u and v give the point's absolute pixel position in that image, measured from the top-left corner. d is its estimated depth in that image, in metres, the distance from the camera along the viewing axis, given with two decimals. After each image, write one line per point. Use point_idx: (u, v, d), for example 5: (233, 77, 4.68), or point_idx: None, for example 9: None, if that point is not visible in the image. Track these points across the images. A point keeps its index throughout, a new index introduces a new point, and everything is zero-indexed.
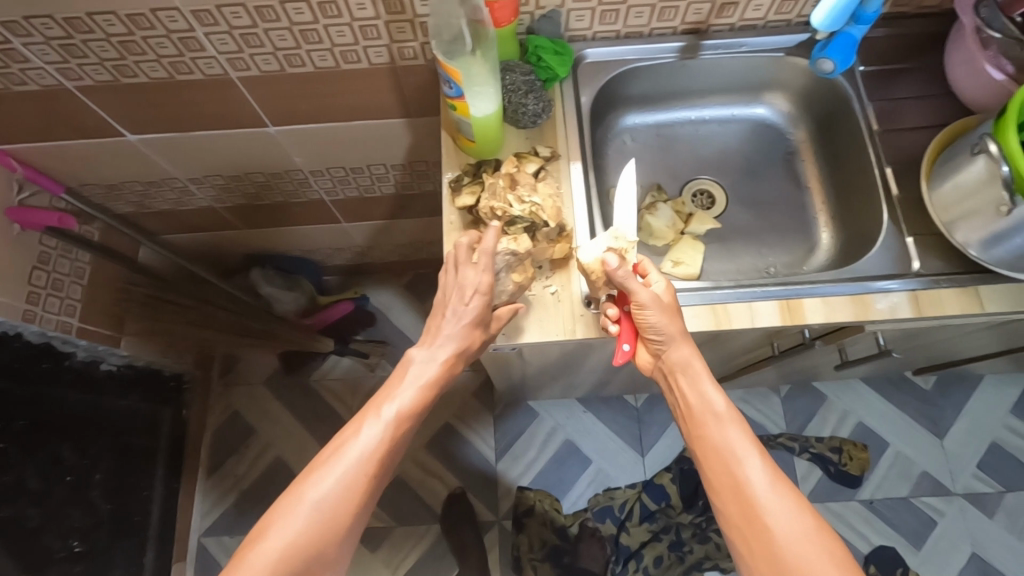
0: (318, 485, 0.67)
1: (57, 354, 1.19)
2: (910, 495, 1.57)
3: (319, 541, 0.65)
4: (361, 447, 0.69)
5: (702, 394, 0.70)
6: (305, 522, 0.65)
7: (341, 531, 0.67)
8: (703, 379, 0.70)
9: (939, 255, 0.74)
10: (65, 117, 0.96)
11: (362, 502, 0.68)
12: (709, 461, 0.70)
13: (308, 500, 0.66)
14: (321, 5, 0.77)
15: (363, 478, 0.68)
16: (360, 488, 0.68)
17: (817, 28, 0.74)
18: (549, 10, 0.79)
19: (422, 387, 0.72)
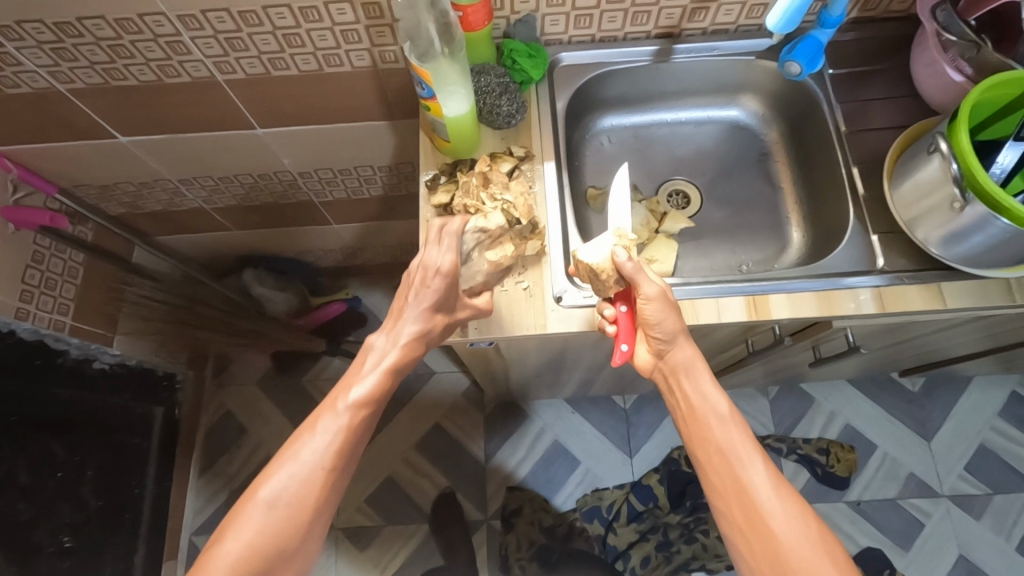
0: (275, 482, 0.69)
1: (50, 351, 1.22)
2: (896, 496, 1.57)
3: (282, 534, 0.68)
4: (315, 444, 0.70)
5: (705, 395, 0.71)
6: (268, 519, 0.68)
7: (302, 523, 0.69)
8: (704, 378, 0.71)
9: (904, 252, 0.75)
10: (57, 119, 0.98)
11: (319, 497, 0.70)
12: (710, 464, 0.71)
13: (266, 497, 0.68)
14: (303, 10, 0.79)
15: (316, 471, 0.69)
16: (317, 482, 0.69)
17: (771, 31, 0.68)
18: (525, 14, 0.81)
19: (380, 377, 0.72)
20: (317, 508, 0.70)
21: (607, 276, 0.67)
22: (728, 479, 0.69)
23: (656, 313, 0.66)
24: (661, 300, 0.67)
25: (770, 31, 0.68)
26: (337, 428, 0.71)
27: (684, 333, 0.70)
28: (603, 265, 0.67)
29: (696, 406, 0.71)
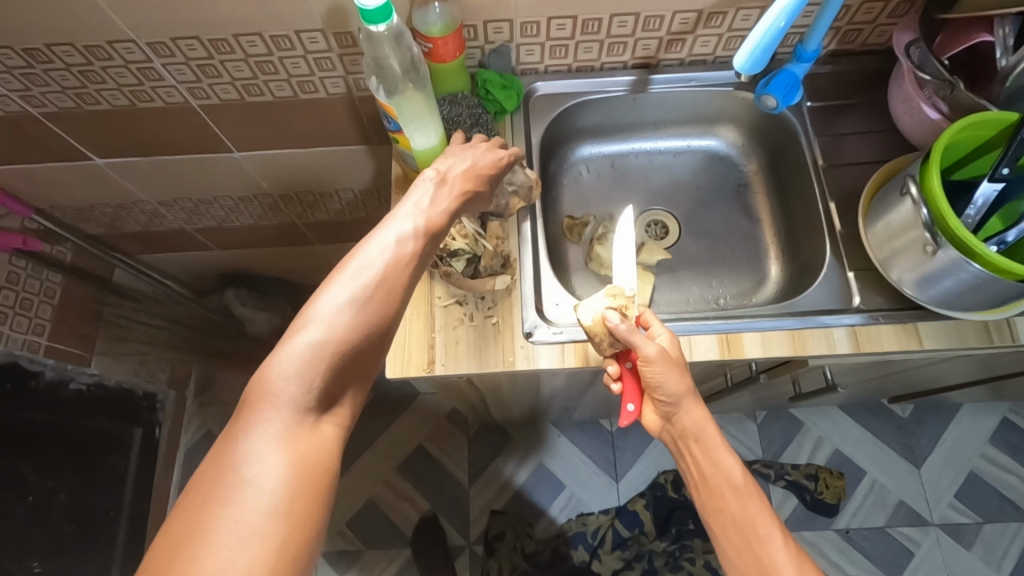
0: (326, 308, 0.54)
1: (25, 373, 1.20)
2: (885, 525, 1.55)
3: (340, 361, 0.54)
4: (379, 250, 0.59)
5: (715, 454, 0.64)
6: (321, 345, 0.54)
7: (361, 359, 0.56)
8: (712, 433, 0.65)
9: (879, 290, 0.74)
10: (31, 141, 0.97)
11: (374, 320, 0.56)
12: (719, 528, 0.63)
13: (319, 318, 0.54)
14: (275, 38, 0.79)
15: (370, 294, 0.56)
16: (377, 307, 0.56)
17: (738, 72, 0.64)
18: (499, 45, 0.80)
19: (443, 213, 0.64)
20: (374, 344, 0.57)
21: (600, 336, 0.67)
22: (739, 545, 0.61)
23: (659, 375, 0.63)
24: (664, 361, 0.63)
25: (738, 74, 0.63)
26: (396, 250, 0.59)
27: (692, 395, 0.65)
28: (594, 325, 0.67)
29: (704, 463, 0.65)
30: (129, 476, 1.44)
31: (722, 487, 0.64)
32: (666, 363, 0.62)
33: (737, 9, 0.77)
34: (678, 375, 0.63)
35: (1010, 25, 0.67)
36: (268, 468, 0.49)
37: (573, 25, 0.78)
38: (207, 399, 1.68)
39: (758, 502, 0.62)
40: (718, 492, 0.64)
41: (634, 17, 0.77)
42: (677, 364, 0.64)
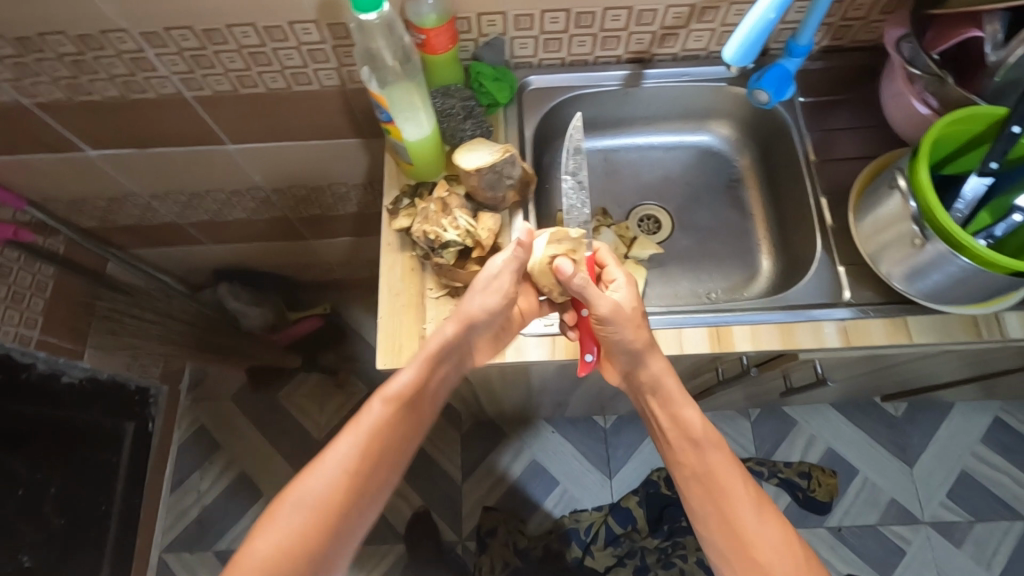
0: (325, 473, 0.70)
1: (15, 365, 1.20)
2: (877, 522, 1.56)
3: (338, 501, 0.70)
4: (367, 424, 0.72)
5: (687, 420, 0.74)
6: (298, 519, 0.68)
7: (352, 500, 0.71)
8: (684, 402, 0.74)
9: (869, 284, 0.74)
10: (23, 132, 0.97)
11: (365, 464, 0.72)
12: (690, 484, 0.74)
13: (303, 495, 0.69)
14: (268, 29, 0.79)
15: (365, 446, 0.71)
16: (368, 470, 0.72)
17: (728, 63, 0.66)
18: (493, 37, 0.80)
19: (419, 378, 0.71)
20: (361, 492, 0.72)
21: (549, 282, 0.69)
22: (710, 499, 0.72)
23: (614, 325, 0.67)
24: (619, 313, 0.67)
25: (728, 65, 0.66)
26: (362, 445, 0.72)
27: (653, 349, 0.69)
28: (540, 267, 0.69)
29: (675, 427, 0.74)
30: (121, 471, 1.44)
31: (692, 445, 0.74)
32: (620, 315, 0.66)
33: (729, 4, 0.77)
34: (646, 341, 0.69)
35: (999, 21, 0.68)
36: (268, 555, 0.66)
37: (566, 18, 0.78)
38: (200, 394, 1.68)
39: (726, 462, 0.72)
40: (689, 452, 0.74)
41: (628, 11, 0.78)
42: (636, 322, 0.68)
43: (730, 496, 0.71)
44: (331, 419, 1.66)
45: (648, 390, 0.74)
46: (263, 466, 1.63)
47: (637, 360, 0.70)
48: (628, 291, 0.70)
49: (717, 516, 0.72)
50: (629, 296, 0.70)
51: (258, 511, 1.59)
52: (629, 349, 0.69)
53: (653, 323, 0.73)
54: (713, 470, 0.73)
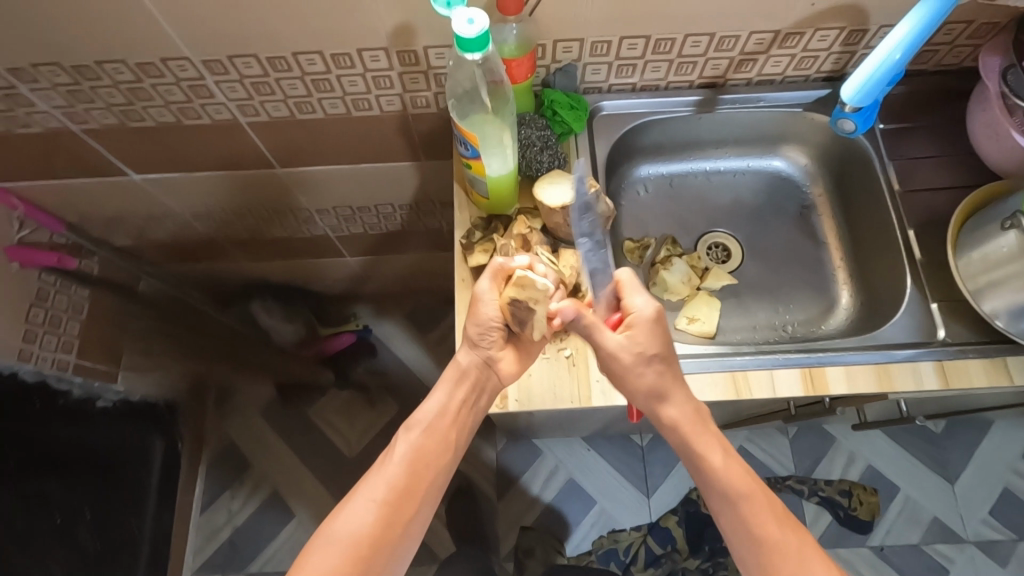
0: (354, 509, 0.63)
1: (52, 390, 1.17)
2: (920, 542, 1.53)
3: (374, 541, 0.63)
4: (412, 436, 0.66)
5: (722, 471, 0.64)
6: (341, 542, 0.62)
7: (391, 538, 0.63)
8: (716, 452, 0.64)
9: (963, 320, 0.72)
10: (67, 155, 0.94)
11: (400, 494, 0.65)
12: (744, 547, 0.64)
13: (345, 518, 0.63)
14: (335, 56, 0.75)
15: (395, 474, 0.65)
16: (406, 503, 0.65)
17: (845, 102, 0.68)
18: (567, 64, 0.77)
19: (450, 404, 0.67)
20: (408, 514, 0.65)
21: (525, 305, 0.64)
22: (769, 562, 0.62)
23: (648, 337, 0.64)
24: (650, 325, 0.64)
25: (845, 105, 0.68)
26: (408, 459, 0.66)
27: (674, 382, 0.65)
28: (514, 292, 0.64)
29: (710, 481, 0.64)
30: (152, 492, 1.39)
31: (736, 501, 0.64)
32: (651, 327, 0.64)
33: (816, 30, 0.75)
34: (664, 372, 0.64)
35: None
36: None
37: (645, 44, 0.75)
38: (227, 411, 1.59)
39: (778, 514, 0.63)
40: (737, 509, 0.63)
41: (709, 37, 0.75)
42: (663, 355, 0.65)
43: (793, 554, 0.62)
44: (362, 436, 1.57)
45: (671, 432, 0.65)
46: (285, 474, 1.55)
47: (654, 397, 0.65)
48: (634, 331, 0.64)
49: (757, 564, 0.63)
50: (643, 336, 0.64)
51: (292, 529, 1.51)
52: (644, 386, 0.64)
53: (744, 363, 0.70)
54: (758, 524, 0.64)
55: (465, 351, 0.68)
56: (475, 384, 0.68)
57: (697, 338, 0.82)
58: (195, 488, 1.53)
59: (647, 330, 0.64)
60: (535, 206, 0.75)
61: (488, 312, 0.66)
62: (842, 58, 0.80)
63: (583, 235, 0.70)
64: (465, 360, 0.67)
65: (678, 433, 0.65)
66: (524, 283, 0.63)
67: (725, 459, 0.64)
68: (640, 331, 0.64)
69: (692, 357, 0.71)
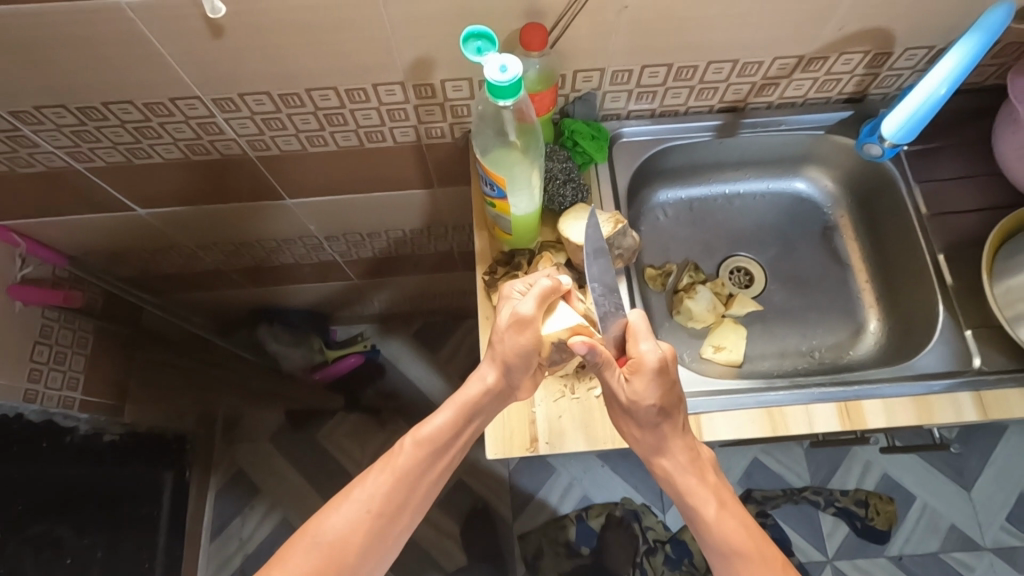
0: (349, 513, 0.64)
1: (58, 430, 1.13)
2: (939, 550, 1.51)
3: (361, 545, 0.64)
4: (418, 447, 0.66)
5: (717, 526, 0.62)
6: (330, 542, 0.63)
7: (375, 547, 0.65)
8: (712, 506, 0.62)
9: (1002, 349, 0.70)
10: (71, 192, 0.91)
11: (395, 507, 0.65)
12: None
13: (337, 519, 0.64)
14: (350, 91, 0.73)
15: (392, 484, 0.65)
16: (398, 516, 0.66)
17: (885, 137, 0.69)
18: (586, 92, 0.76)
19: (458, 419, 0.67)
20: (397, 523, 0.66)
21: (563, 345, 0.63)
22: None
23: (649, 383, 0.61)
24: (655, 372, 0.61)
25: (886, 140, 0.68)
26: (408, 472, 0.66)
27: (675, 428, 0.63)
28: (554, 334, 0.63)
29: (705, 536, 0.62)
30: (162, 524, 1.36)
31: (733, 559, 0.61)
32: (656, 374, 0.61)
33: (840, 54, 0.73)
34: (665, 426, 0.63)
35: None
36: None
37: (667, 72, 0.74)
38: (236, 437, 1.58)
39: (777, 573, 0.60)
40: (732, 565, 0.61)
41: (732, 64, 0.73)
42: (674, 407, 0.63)
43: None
44: (373, 460, 1.56)
45: (671, 483, 0.64)
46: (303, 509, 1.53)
47: (654, 448, 0.64)
48: (637, 380, 0.61)
49: None
50: (643, 385, 0.61)
51: None
52: (648, 438, 0.63)
53: (778, 399, 0.69)
54: None
55: (495, 370, 0.65)
56: (491, 408, 0.66)
57: (725, 367, 0.81)
58: (205, 518, 1.50)
59: (649, 378, 0.61)
60: (558, 240, 0.74)
61: (523, 335, 0.63)
62: (865, 79, 0.79)
63: (594, 280, 0.62)
64: (492, 379, 0.65)
65: (679, 483, 0.64)
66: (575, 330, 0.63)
67: (719, 514, 0.62)
68: (643, 379, 0.61)
69: (726, 394, 0.69)
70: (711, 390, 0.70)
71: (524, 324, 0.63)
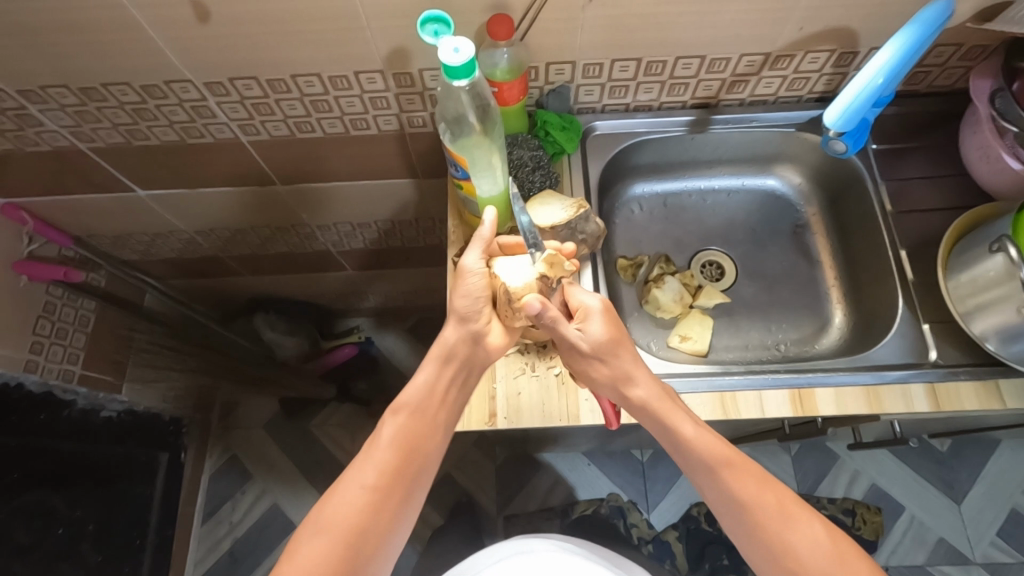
0: (345, 496, 0.61)
1: (57, 403, 1.17)
2: (925, 564, 1.35)
3: (367, 524, 0.60)
4: (401, 417, 0.64)
5: (697, 442, 0.62)
6: (334, 526, 0.59)
7: (379, 528, 0.61)
8: (688, 424, 0.62)
9: (955, 343, 0.72)
10: (76, 173, 0.96)
11: (390, 480, 0.62)
12: (738, 517, 0.61)
13: (339, 500, 0.61)
14: (333, 78, 0.77)
15: (386, 455, 0.63)
16: (399, 488, 0.62)
17: (829, 127, 0.71)
18: (559, 85, 0.79)
19: (434, 382, 0.65)
20: (399, 497, 0.62)
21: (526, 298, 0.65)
22: (763, 526, 0.60)
23: (600, 322, 0.65)
24: (604, 314, 0.66)
25: (829, 129, 0.70)
26: (399, 445, 0.63)
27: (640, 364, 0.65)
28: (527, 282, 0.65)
29: (689, 456, 0.62)
30: (155, 503, 1.36)
31: (722, 472, 0.61)
32: (606, 313, 0.66)
33: (805, 53, 0.75)
34: (627, 356, 0.65)
35: None
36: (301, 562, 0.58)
37: (637, 66, 0.76)
38: (231, 423, 1.62)
39: (758, 477, 0.62)
40: (721, 480, 0.61)
41: (700, 60, 0.76)
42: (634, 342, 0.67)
43: (779, 514, 0.60)
44: None
45: (646, 413, 0.64)
46: (292, 493, 1.55)
47: (623, 381, 0.64)
48: (592, 322, 0.65)
49: (765, 537, 0.60)
50: (594, 325, 0.65)
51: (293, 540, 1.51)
52: (611, 377, 0.65)
53: (733, 384, 0.71)
54: (760, 495, 0.61)
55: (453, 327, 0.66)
56: (464, 361, 0.66)
57: (689, 356, 0.83)
58: (198, 499, 1.54)
59: (598, 317, 0.65)
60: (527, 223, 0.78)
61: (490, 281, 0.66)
62: (834, 79, 0.81)
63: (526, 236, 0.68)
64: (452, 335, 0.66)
65: (653, 412, 0.63)
66: (552, 262, 0.67)
67: (697, 430, 0.62)
68: (597, 320, 0.65)
69: (683, 378, 0.72)
70: (670, 373, 0.73)
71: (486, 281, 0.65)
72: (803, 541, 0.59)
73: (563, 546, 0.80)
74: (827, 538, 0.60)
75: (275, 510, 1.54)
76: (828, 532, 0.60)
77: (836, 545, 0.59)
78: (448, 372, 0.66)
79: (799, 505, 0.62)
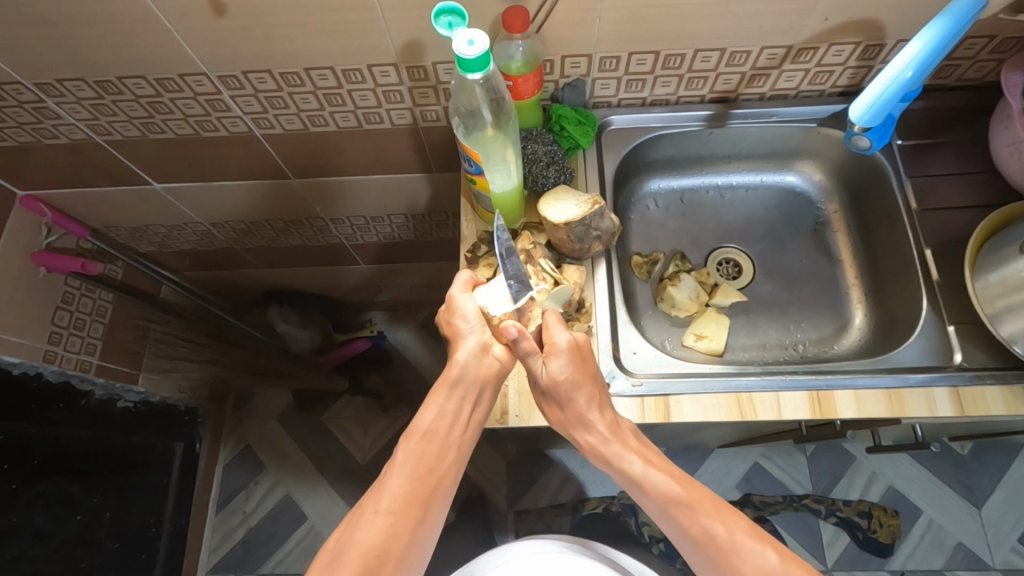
0: (365, 519, 0.61)
1: (75, 393, 1.14)
2: (943, 569, 1.32)
3: (384, 547, 0.59)
4: (416, 443, 0.64)
5: (647, 478, 0.62)
6: (354, 548, 0.59)
7: (398, 551, 0.60)
8: (635, 461, 0.63)
9: (981, 346, 0.70)
10: (92, 165, 0.97)
11: (409, 503, 0.62)
12: (692, 551, 0.61)
13: (359, 523, 0.61)
14: (346, 71, 0.77)
15: (405, 478, 0.62)
16: (414, 511, 0.62)
17: (854, 122, 0.69)
18: (575, 79, 0.77)
19: (447, 408, 0.65)
20: (416, 522, 0.61)
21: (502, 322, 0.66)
22: (715, 559, 0.59)
23: (566, 365, 0.63)
24: (572, 352, 0.65)
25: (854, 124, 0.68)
26: (416, 468, 0.63)
27: (598, 404, 0.65)
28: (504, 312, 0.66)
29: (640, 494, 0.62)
30: (171, 492, 1.36)
31: (671, 511, 0.61)
32: (576, 353, 0.65)
33: (830, 45, 0.73)
34: (581, 399, 0.64)
35: None
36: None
37: (654, 59, 0.75)
38: (245, 414, 1.64)
39: (710, 509, 0.61)
40: (672, 515, 0.61)
41: (719, 52, 0.74)
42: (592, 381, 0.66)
43: (728, 543, 0.59)
44: (375, 442, 1.59)
45: (598, 456, 0.64)
46: (304, 484, 1.56)
47: (577, 422, 0.65)
48: (558, 364, 0.63)
49: (719, 567, 0.59)
50: (561, 366, 0.63)
51: (305, 532, 1.52)
52: (570, 415, 0.65)
53: (748, 384, 0.69)
54: (711, 527, 0.60)
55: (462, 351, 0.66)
56: (473, 381, 0.65)
57: (705, 355, 0.81)
58: (213, 488, 1.55)
59: (563, 360, 0.63)
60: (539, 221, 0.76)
61: (468, 308, 0.67)
62: (858, 73, 0.78)
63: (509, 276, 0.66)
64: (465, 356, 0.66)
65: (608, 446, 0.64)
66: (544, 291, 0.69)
67: (646, 468, 0.62)
68: (559, 362, 0.63)
69: (698, 379, 0.70)
70: (682, 373, 0.72)
71: (464, 302, 0.67)
72: (754, 568, 0.58)
73: (573, 548, 0.79)
74: (779, 561, 0.58)
75: (288, 501, 1.55)
76: (778, 556, 0.58)
77: (790, 568, 0.57)
78: (461, 398, 0.65)
79: (749, 531, 0.60)
